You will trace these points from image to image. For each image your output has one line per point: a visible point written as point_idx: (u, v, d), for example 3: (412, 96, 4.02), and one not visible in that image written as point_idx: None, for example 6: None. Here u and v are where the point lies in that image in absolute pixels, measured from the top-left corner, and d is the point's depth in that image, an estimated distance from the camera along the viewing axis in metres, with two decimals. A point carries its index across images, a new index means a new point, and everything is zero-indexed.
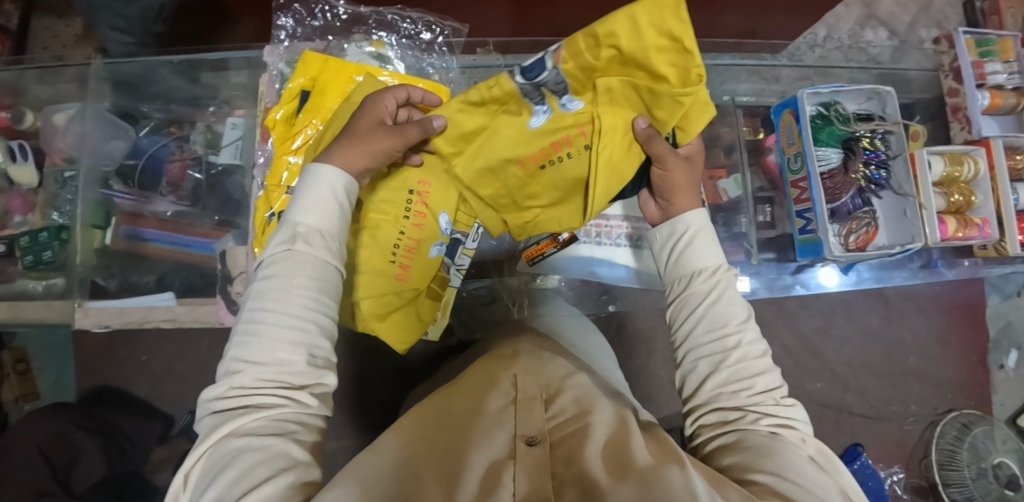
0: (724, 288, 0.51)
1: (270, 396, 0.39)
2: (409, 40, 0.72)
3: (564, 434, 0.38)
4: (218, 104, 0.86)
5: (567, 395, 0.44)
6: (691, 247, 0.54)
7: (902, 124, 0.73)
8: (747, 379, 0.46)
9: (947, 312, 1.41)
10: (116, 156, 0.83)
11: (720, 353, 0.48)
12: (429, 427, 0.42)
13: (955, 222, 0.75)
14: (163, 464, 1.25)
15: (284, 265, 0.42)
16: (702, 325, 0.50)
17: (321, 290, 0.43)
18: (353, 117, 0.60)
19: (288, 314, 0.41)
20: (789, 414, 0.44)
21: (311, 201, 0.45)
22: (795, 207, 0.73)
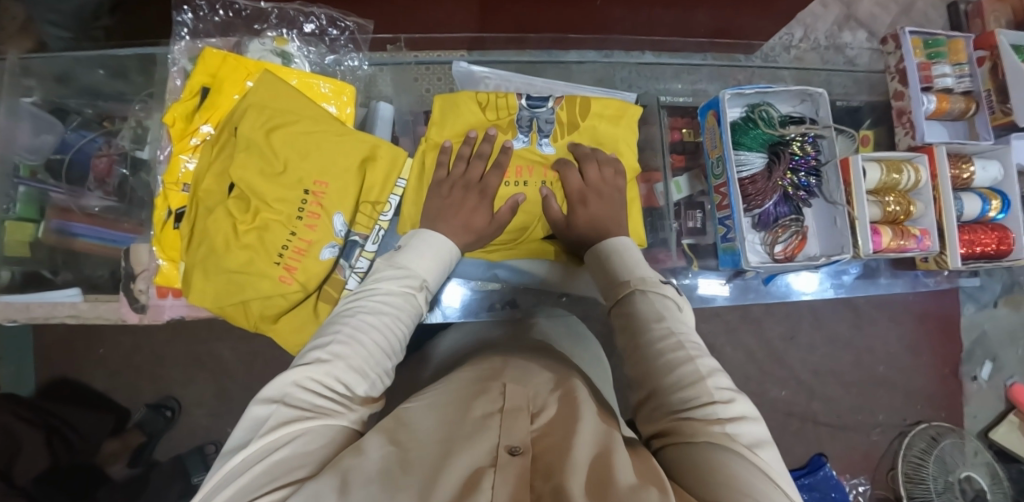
0: (644, 296, 0.48)
1: (335, 398, 0.37)
2: None
3: (548, 446, 0.32)
4: (144, 100, 0.84)
5: (552, 409, 0.37)
6: (612, 270, 0.54)
7: (834, 128, 0.71)
8: (674, 375, 0.40)
9: (919, 321, 1.37)
10: (44, 150, 0.83)
11: (643, 365, 0.43)
12: (422, 422, 0.36)
13: (890, 232, 0.72)
14: (115, 457, 1.27)
15: (398, 304, 0.47)
16: (626, 342, 0.46)
17: (405, 339, 0.46)
18: (247, 115, 0.59)
19: (384, 342, 0.44)
20: (730, 409, 0.37)
21: (433, 263, 0.52)
22: (717, 215, 0.70)
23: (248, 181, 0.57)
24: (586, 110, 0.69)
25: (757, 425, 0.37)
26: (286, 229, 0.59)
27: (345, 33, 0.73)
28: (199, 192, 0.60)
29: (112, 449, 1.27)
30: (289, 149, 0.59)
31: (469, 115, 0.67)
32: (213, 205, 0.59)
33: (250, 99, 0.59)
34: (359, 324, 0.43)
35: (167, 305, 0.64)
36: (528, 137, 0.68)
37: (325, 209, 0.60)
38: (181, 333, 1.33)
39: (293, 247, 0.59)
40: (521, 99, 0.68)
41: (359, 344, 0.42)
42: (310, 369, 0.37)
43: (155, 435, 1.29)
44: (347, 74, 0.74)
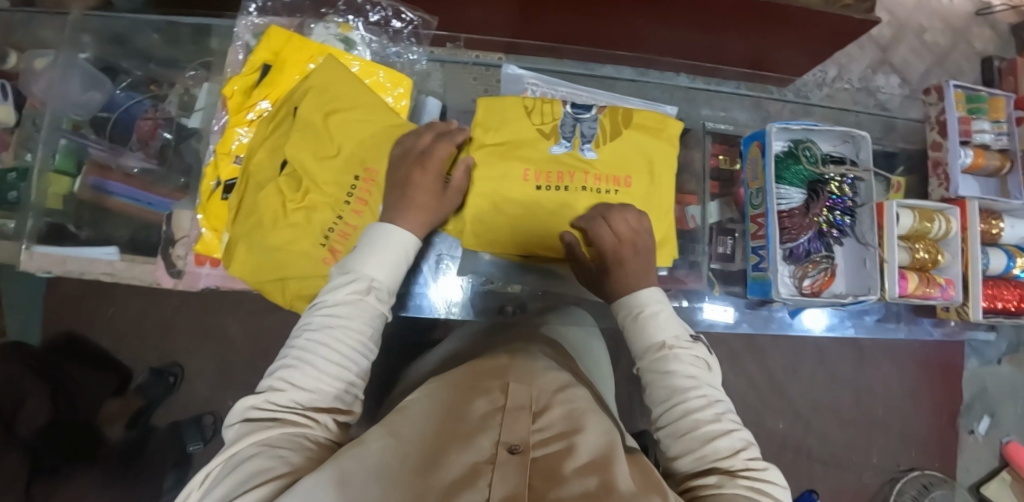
0: (673, 357, 0.45)
1: (295, 414, 0.37)
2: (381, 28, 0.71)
3: (549, 448, 0.29)
4: (196, 68, 0.85)
5: (557, 411, 0.34)
6: (633, 325, 0.50)
7: (874, 172, 0.72)
8: (709, 449, 0.40)
9: (923, 369, 1.38)
10: (91, 107, 0.84)
11: (677, 426, 0.42)
12: (408, 420, 0.35)
13: (916, 279, 0.73)
14: (114, 417, 1.28)
15: (355, 310, 0.44)
16: (655, 398, 0.45)
17: (371, 338, 0.45)
18: (306, 97, 0.60)
19: (342, 349, 0.43)
20: (765, 478, 0.38)
21: (385, 258, 0.47)
22: (751, 244, 0.70)
23: (301, 162, 0.58)
24: (629, 119, 0.65)
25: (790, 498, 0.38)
26: (333, 212, 0.59)
27: (410, 25, 0.76)
28: (251, 167, 0.61)
29: (111, 410, 1.28)
30: (342, 134, 0.60)
31: (514, 118, 0.64)
32: (264, 181, 0.60)
33: (309, 81, 0.60)
34: (310, 341, 0.42)
35: (202, 273, 0.66)
36: (569, 143, 0.64)
37: (372, 196, 0.60)
38: (192, 300, 1.33)
39: (337, 231, 0.59)
40: (566, 106, 0.65)
41: (311, 360, 0.41)
42: (265, 396, 0.38)
43: (155, 400, 1.29)
44: (405, 67, 0.77)
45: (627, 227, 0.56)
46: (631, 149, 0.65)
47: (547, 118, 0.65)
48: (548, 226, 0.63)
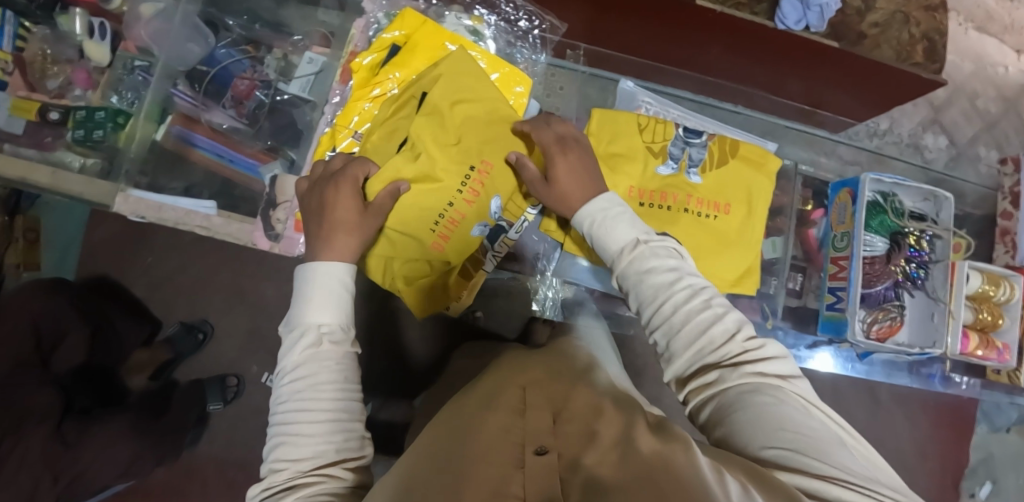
0: (647, 256, 0.51)
1: (309, 476, 0.41)
2: (507, 23, 0.71)
3: (569, 443, 0.40)
4: (300, 37, 0.87)
5: (573, 420, 0.45)
6: (600, 235, 0.55)
7: (952, 232, 0.74)
8: (704, 336, 0.45)
9: (934, 427, 1.41)
10: (189, 59, 0.84)
11: (666, 324, 0.47)
12: (437, 441, 0.47)
13: (976, 339, 0.76)
14: (139, 367, 1.28)
15: (312, 363, 0.47)
16: (643, 301, 0.50)
17: (345, 379, 0.47)
18: (434, 84, 0.61)
19: (320, 402, 0.45)
20: (761, 355, 0.44)
21: (321, 301, 0.49)
22: (829, 283, 0.74)
23: (423, 144, 0.59)
24: (736, 150, 0.68)
25: (788, 363, 0.44)
26: (447, 199, 0.61)
27: (538, 27, 0.72)
28: (369, 144, 0.62)
29: (138, 359, 1.28)
30: (466, 126, 0.61)
31: (628, 136, 0.66)
32: (382, 156, 0.60)
33: (437, 70, 0.62)
34: (288, 413, 0.45)
35: (300, 240, 0.66)
36: (677, 165, 0.67)
37: (484, 190, 0.63)
38: (232, 261, 1.34)
39: (448, 218, 0.62)
40: (679, 128, 0.67)
41: (298, 428, 0.44)
42: (271, 479, 0.42)
43: (182, 355, 1.29)
44: (526, 66, 0.73)
45: (553, 145, 0.60)
46: (737, 180, 0.68)
47: (658, 140, 0.67)
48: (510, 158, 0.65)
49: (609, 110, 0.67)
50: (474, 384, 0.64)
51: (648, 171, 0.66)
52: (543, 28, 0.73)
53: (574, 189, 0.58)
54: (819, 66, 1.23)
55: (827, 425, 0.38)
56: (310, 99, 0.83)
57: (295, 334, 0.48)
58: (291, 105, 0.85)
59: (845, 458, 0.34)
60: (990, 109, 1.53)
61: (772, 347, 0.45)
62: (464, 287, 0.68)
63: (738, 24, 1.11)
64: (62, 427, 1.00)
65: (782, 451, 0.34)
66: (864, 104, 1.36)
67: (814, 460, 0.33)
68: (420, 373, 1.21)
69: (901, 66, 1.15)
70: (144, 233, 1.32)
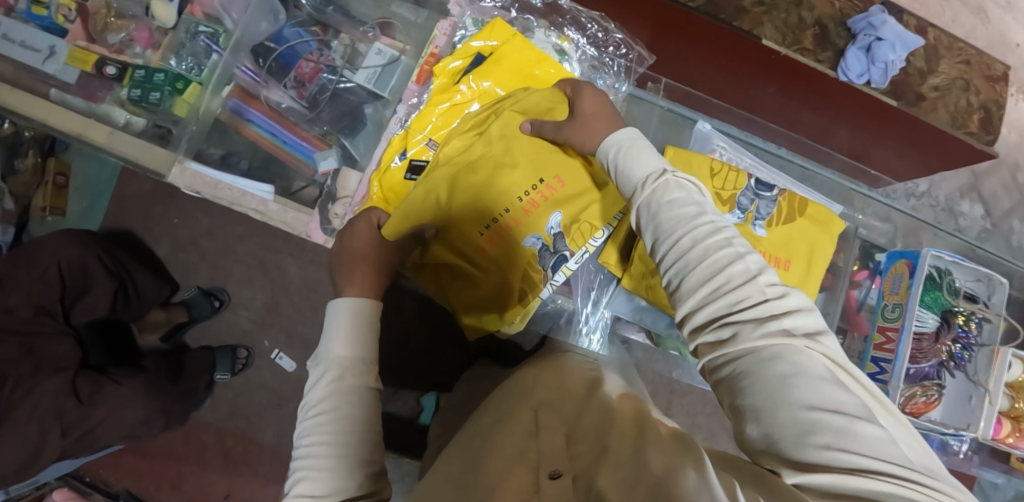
0: (666, 188, 0.48)
1: None
2: (594, 48, 0.71)
3: (580, 462, 0.43)
4: (371, 27, 0.86)
5: (584, 439, 0.47)
6: (623, 167, 0.53)
7: (1002, 317, 0.74)
8: (723, 278, 0.42)
9: None
10: (257, 34, 0.83)
11: (681, 259, 0.44)
12: (455, 466, 0.51)
13: (1009, 426, 0.76)
14: (153, 327, 1.26)
15: (332, 396, 0.50)
16: (661, 235, 0.47)
17: (361, 410, 0.50)
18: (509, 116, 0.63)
19: (338, 433, 0.47)
20: (781, 304, 0.40)
21: (341, 338, 0.53)
22: (873, 352, 0.74)
23: (488, 155, 0.62)
24: (804, 209, 0.69)
25: (811, 316, 0.40)
26: (504, 218, 0.62)
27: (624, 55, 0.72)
28: (439, 157, 0.62)
29: (152, 319, 1.26)
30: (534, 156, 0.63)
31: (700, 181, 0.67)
32: (454, 161, 0.62)
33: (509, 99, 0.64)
34: (308, 448, 0.47)
35: None
36: (743, 216, 0.67)
37: (546, 216, 0.63)
38: (258, 232, 1.33)
39: (507, 236, 0.62)
40: (749, 179, 0.68)
41: (318, 463, 0.46)
42: None
43: (197, 319, 1.28)
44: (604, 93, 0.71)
45: (582, 90, 0.61)
46: (800, 238, 0.68)
47: (728, 189, 0.67)
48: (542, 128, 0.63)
49: (681, 151, 0.68)
50: (494, 401, 0.66)
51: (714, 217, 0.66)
52: (629, 57, 0.72)
53: (595, 122, 0.59)
54: (868, 122, 1.24)
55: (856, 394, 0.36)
56: (379, 95, 0.82)
57: (317, 372, 0.53)
58: (353, 93, 0.83)
59: (868, 442, 0.32)
60: None
61: (798, 300, 0.42)
62: (519, 312, 0.63)
63: (804, 69, 1.10)
64: (76, 379, 0.97)
65: (827, 442, 0.32)
66: (904, 164, 1.37)
67: (852, 455, 0.31)
68: (431, 373, 1.20)
69: (956, 133, 1.15)
70: (174, 193, 1.31)
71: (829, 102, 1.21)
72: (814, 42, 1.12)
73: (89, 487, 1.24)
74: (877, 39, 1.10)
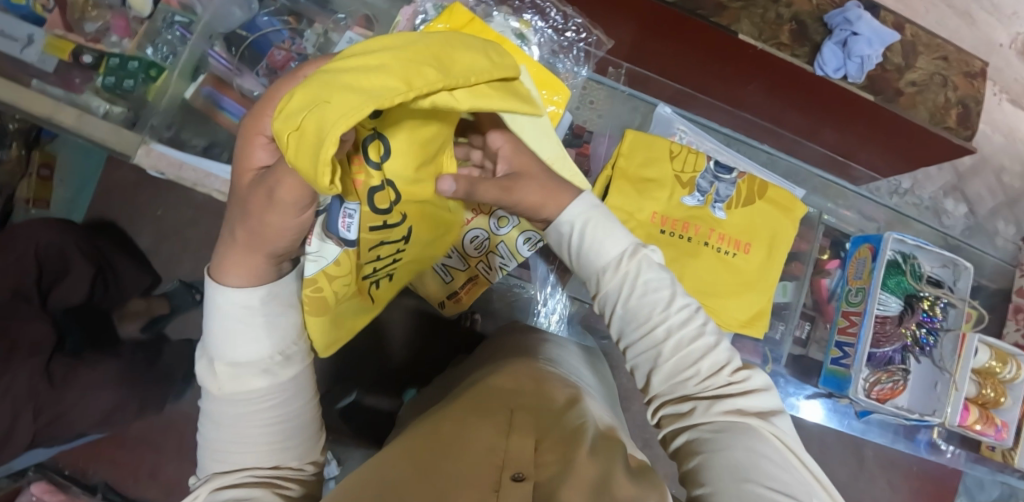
0: (634, 273, 0.51)
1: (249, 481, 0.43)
2: (554, 34, 0.72)
3: (545, 470, 0.43)
4: (343, 15, 0.87)
5: (552, 444, 0.47)
6: (590, 243, 0.53)
7: (967, 302, 0.75)
8: (691, 368, 0.47)
9: (911, 494, 1.36)
10: (230, 22, 0.86)
11: (654, 347, 0.49)
12: (406, 457, 0.46)
13: (975, 413, 0.76)
14: (131, 316, 1.24)
15: (242, 385, 0.43)
16: (631, 321, 0.51)
17: (279, 403, 0.45)
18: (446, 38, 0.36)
19: (249, 423, 0.44)
20: (743, 388, 0.46)
21: (237, 326, 0.42)
22: (838, 337, 0.74)
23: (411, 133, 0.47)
24: (764, 192, 0.70)
25: (768, 398, 0.46)
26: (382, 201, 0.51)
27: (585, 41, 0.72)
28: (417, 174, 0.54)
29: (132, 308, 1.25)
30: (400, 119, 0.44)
31: (661, 165, 0.68)
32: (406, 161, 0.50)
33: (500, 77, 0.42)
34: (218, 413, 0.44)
35: None
36: (703, 198, 0.69)
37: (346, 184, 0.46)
38: (239, 224, 1.33)
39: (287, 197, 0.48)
40: (709, 161, 0.69)
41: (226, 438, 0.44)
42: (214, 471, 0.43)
43: (178, 310, 1.29)
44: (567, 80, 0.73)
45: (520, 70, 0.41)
46: (761, 221, 0.70)
47: (688, 173, 0.69)
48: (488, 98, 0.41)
49: (644, 135, 0.68)
50: (462, 393, 0.66)
51: (669, 201, 0.68)
52: (588, 42, 0.73)
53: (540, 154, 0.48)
54: (844, 120, 1.26)
55: (802, 468, 0.40)
56: None
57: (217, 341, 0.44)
58: None
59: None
60: (1015, 185, 1.50)
61: (757, 379, 0.48)
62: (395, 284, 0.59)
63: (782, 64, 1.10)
64: (51, 363, 0.97)
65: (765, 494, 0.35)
66: (885, 159, 1.36)
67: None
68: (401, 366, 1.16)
69: (936, 130, 1.15)
70: (157, 185, 1.32)
71: (810, 98, 1.21)
72: (791, 37, 1.13)
73: (67, 479, 1.24)
74: (852, 34, 1.10)
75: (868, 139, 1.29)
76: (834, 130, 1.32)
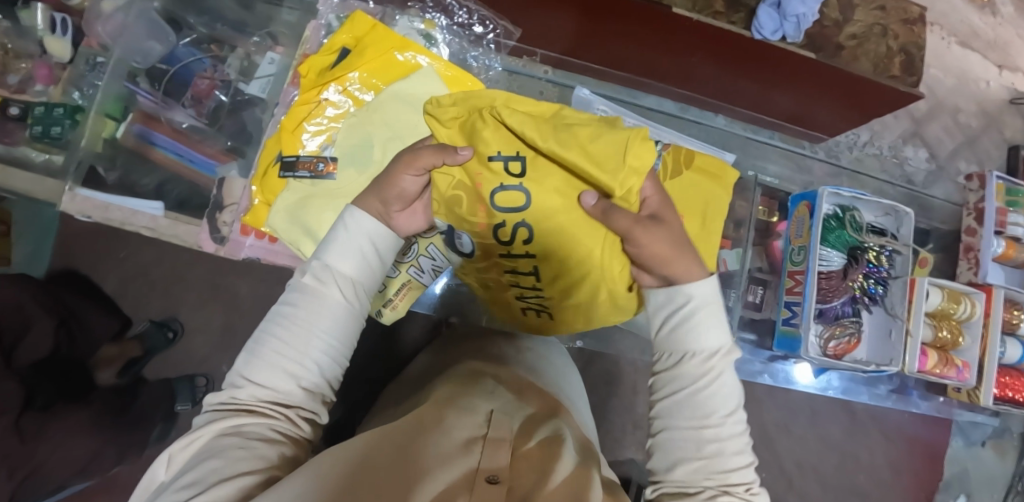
0: (717, 379, 0.47)
1: (268, 409, 0.41)
2: (457, 32, 0.85)
3: (524, 476, 0.37)
4: (262, 36, 0.87)
5: (536, 445, 0.42)
6: (692, 324, 0.49)
7: (912, 248, 0.74)
8: (720, 475, 0.44)
9: (908, 444, 1.35)
10: (151, 56, 0.84)
11: (695, 443, 0.45)
12: (390, 439, 0.40)
13: (935, 357, 0.76)
14: (107, 362, 1.23)
15: (314, 300, 0.45)
16: (686, 408, 0.47)
17: (335, 332, 0.45)
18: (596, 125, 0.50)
19: (299, 344, 0.43)
20: None
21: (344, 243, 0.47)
22: (785, 297, 0.73)
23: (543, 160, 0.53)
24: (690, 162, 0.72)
25: None
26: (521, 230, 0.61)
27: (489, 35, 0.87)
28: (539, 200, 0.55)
29: (106, 354, 1.24)
30: (542, 173, 0.53)
31: None
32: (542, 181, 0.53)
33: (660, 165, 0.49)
34: (273, 327, 0.44)
35: (246, 244, 0.66)
36: None
37: (467, 215, 0.56)
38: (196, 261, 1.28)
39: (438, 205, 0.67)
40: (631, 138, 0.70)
41: (262, 354, 0.43)
42: (230, 394, 0.42)
43: (152, 352, 1.25)
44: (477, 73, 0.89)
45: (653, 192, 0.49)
46: (692, 189, 0.71)
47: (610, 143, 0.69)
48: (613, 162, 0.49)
49: None
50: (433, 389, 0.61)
51: None
52: (494, 36, 0.86)
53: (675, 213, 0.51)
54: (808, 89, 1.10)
55: None
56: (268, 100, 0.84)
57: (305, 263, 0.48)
58: (253, 104, 0.86)
59: None
60: (972, 125, 1.47)
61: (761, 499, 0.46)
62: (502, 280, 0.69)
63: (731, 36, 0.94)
64: (21, 417, 0.94)
65: None
66: (853, 117, 1.16)
67: None
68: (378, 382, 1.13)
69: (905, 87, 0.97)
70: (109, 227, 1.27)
71: (761, 67, 1.05)
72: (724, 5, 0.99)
73: None
74: None
75: (837, 103, 1.13)
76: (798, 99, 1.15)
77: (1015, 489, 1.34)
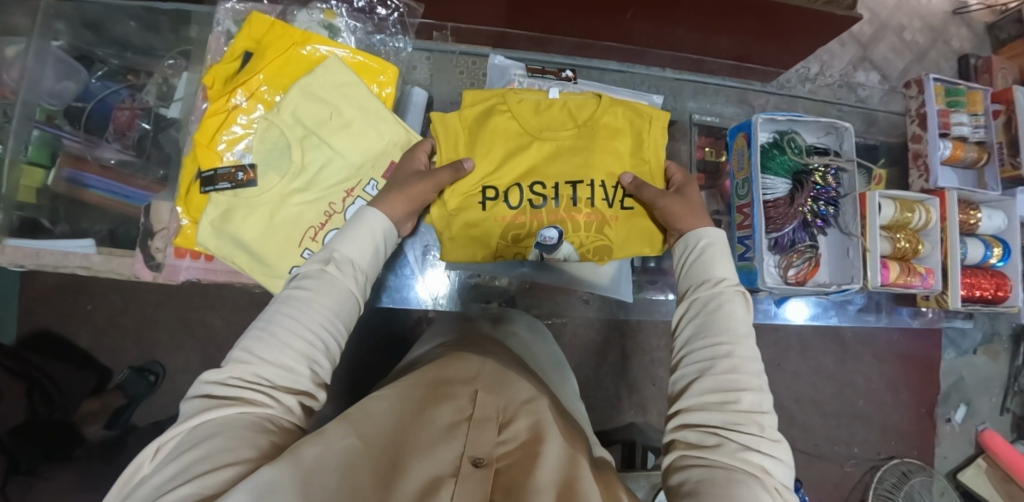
0: (728, 299, 0.49)
1: (260, 394, 0.40)
2: (361, 13, 0.85)
3: (511, 460, 0.36)
4: (174, 58, 0.87)
5: (523, 420, 0.41)
6: (706, 256, 0.54)
7: (856, 162, 0.74)
8: (732, 394, 0.44)
9: (901, 362, 1.36)
10: (65, 97, 0.83)
11: (708, 361, 0.46)
12: (385, 415, 0.40)
13: (898, 268, 0.76)
14: (92, 417, 1.11)
15: (323, 285, 0.47)
16: (698, 333, 0.48)
17: (340, 316, 0.47)
18: (512, 102, 0.75)
19: (307, 325, 0.44)
20: (770, 450, 0.42)
21: (354, 235, 0.52)
22: (737, 233, 0.74)
23: (529, 158, 0.73)
24: (568, 106, 0.76)
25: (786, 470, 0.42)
26: (566, 196, 0.73)
27: (395, 14, 0.86)
28: (556, 185, 0.73)
29: (88, 408, 1.12)
30: (530, 172, 0.73)
31: (489, 136, 0.73)
32: (554, 164, 0.74)
33: (572, 99, 0.77)
34: (278, 311, 0.44)
35: (183, 266, 0.70)
36: (540, 139, 0.74)
37: (519, 222, 0.72)
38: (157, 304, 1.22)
39: (513, 253, 0.75)
40: (519, 116, 0.75)
41: (273, 331, 0.43)
42: (233, 370, 0.41)
43: (136, 399, 1.13)
44: (392, 54, 0.87)
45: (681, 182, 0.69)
46: (603, 136, 0.75)
47: (511, 124, 0.74)
48: (592, 140, 0.74)
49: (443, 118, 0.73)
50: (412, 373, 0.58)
51: (525, 158, 0.73)
52: (401, 12, 0.86)
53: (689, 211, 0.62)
54: (749, 33, 1.01)
55: None
56: (182, 119, 0.82)
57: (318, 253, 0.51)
58: (178, 128, 0.84)
59: None
60: (918, 41, 1.40)
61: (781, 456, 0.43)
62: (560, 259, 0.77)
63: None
64: None
65: None
66: (804, 46, 1.04)
67: None
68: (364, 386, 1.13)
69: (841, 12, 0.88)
70: (52, 287, 1.15)
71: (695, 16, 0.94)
72: None
73: None
74: None
75: (781, 42, 1.04)
76: (749, 40, 1.04)
77: (1012, 390, 1.34)
